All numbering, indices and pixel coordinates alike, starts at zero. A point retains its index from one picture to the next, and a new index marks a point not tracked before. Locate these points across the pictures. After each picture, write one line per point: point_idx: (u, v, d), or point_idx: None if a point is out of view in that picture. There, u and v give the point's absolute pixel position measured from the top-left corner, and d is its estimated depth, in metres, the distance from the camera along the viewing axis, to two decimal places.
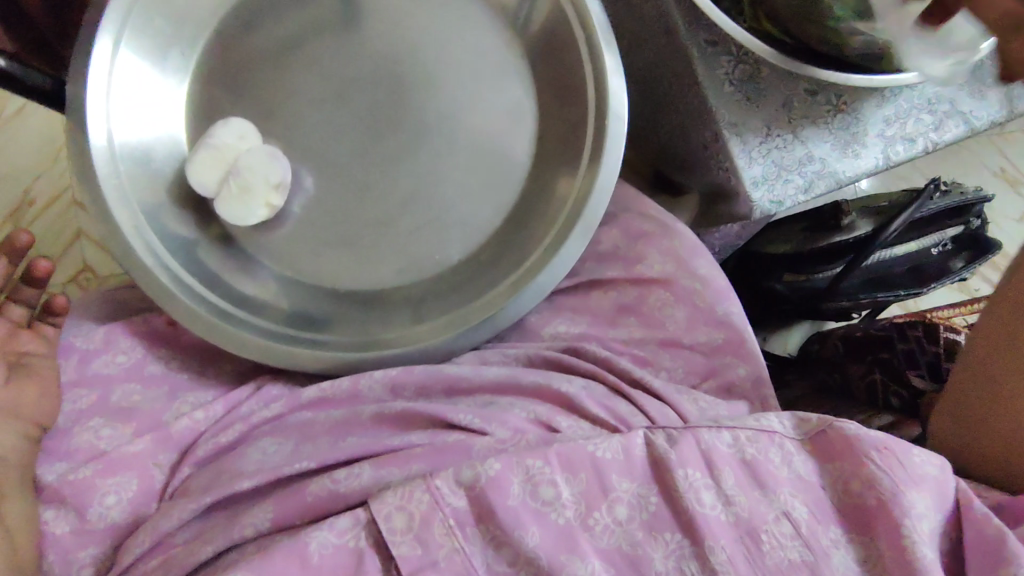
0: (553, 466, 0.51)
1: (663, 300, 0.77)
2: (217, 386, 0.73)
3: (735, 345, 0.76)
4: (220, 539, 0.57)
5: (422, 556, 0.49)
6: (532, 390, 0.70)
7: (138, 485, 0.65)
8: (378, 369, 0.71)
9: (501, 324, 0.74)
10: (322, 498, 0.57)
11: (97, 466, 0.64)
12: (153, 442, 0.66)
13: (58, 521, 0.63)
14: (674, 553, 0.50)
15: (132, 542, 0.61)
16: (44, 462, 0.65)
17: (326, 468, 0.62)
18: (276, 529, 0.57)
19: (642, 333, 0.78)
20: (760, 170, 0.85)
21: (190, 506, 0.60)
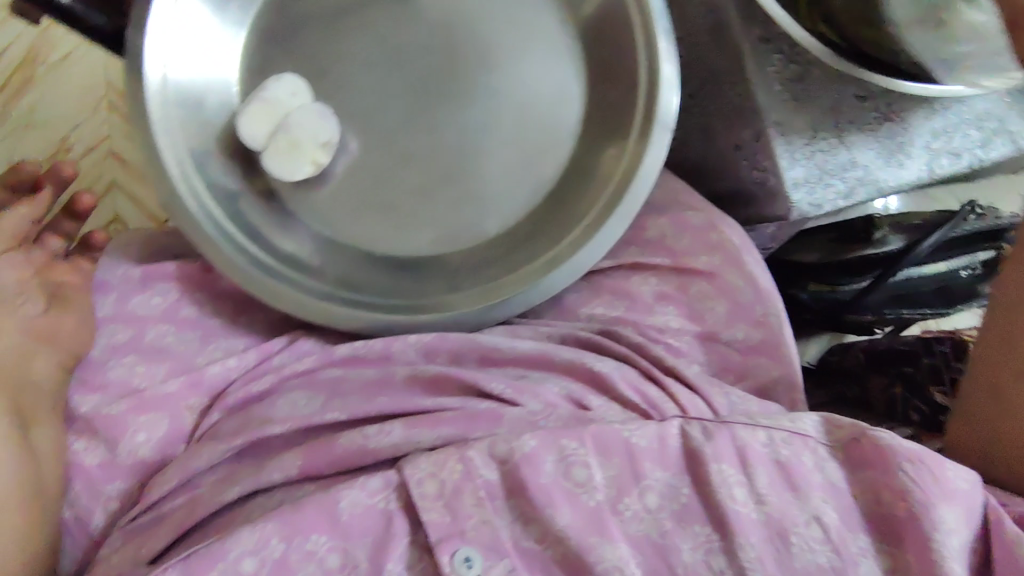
0: (588, 449, 0.51)
1: (704, 291, 0.79)
2: (248, 335, 0.73)
3: (770, 346, 0.78)
4: (249, 480, 0.58)
5: (450, 525, 0.49)
6: (562, 367, 0.70)
7: (169, 424, 0.66)
8: (412, 334, 0.71)
9: (534, 299, 0.74)
10: (351, 449, 0.58)
11: (130, 403, 0.65)
12: (185, 385, 0.67)
13: (90, 449, 0.64)
14: (703, 546, 0.49)
15: (160, 479, 0.61)
16: (78, 393, 0.66)
17: (356, 421, 0.63)
18: (305, 476, 0.58)
19: (677, 324, 0.79)
20: (801, 172, 0.84)
21: (220, 448, 0.61)
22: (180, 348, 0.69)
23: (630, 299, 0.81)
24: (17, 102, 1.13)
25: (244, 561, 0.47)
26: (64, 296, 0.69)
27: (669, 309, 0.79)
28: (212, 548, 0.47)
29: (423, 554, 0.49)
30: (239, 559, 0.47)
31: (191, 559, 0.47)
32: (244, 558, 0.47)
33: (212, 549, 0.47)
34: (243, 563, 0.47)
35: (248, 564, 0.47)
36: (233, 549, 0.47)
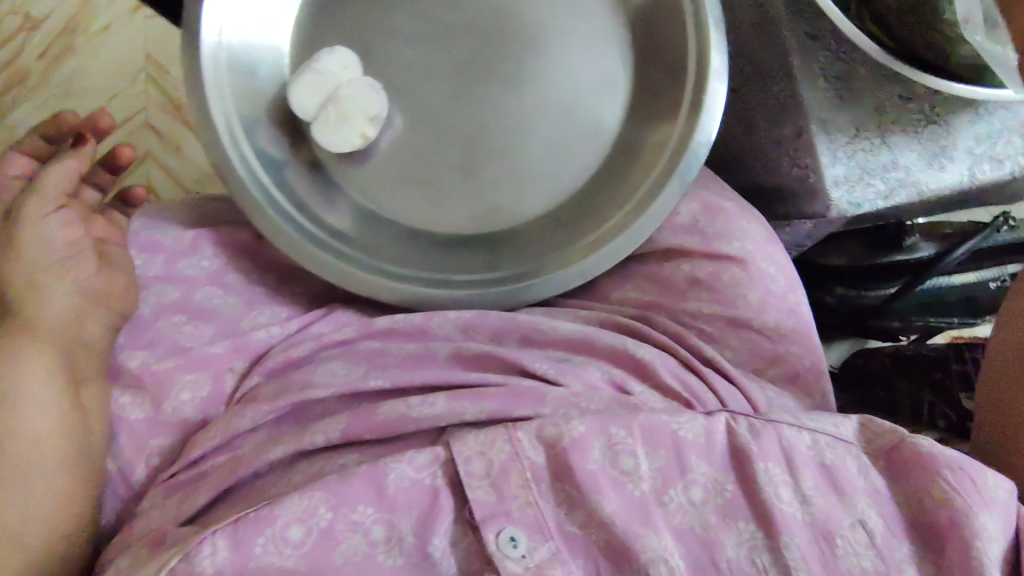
0: (636, 438, 0.53)
1: (738, 277, 0.76)
2: (291, 307, 0.74)
3: (801, 335, 0.76)
4: (291, 442, 0.59)
5: (495, 504, 0.51)
6: (602, 352, 0.71)
7: (211, 386, 0.67)
8: (452, 310, 0.71)
9: (569, 281, 0.73)
10: (393, 419, 0.59)
11: (177, 361, 0.65)
12: (230, 349, 0.67)
13: (135, 406, 0.65)
14: (747, 543, 0.50)
15: (203, 436, 0.62)
16: (125, 349, 0.67)
17: (399, 390, 0.64)
18: (348, 443, 0.59)
19: (710, 309, 0.76)
20: (843, 171, 0.83)
21: (264, 409, 0.62)
22: (226, 312, 0.70)
23: (662, 283, 0.80)
24: (59, 68, 1.14)
25: (290, 529, 0.48)
26: (111, 254, 0.69)
27: (700, 295, 0.78)
28: (261, 513, 0.48)
29: (467, 532, 0.51)
30: (287, 526, 0.48)
31: (240, 523, 0.48)
32: (292, 525, 0.48)
33: (259, 515, 0.48)
34: (289, 533, 0.48)
35: (295, 533, 0.48)
36: (281, 515, 0.48)
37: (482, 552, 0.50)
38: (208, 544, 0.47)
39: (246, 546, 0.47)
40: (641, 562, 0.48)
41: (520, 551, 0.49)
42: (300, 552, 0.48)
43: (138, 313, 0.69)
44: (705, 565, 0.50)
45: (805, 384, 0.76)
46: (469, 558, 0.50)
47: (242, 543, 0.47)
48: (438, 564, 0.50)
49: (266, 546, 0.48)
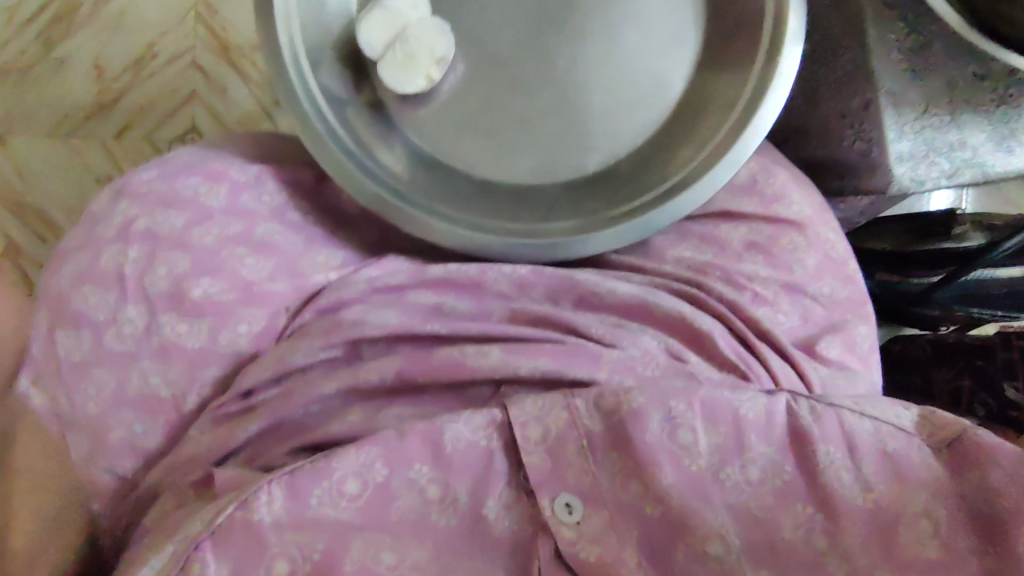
0: (696, 413, 0.53)
1: (795, 241, 0.81)
2: (347, 249, 0.80)
3: (855, 303, 0.81)
4: (344, 377, 0.66)
5: (550, 469, 0.52)
6: (657, 319, 0.72)
7: (268, 319, 0.74)
8: (507, 264, 0.73)
9: (630, 235, 0.71)
10: (446, 365, 0.65)
11: (237, 295, 0.72)
12: (290, 287, 0.75)
13: (191, 333, 0.71)
14: (805, 527, 0.50)
15: (253, 369, 0.69)
16: (192, 276, 0.72)
17: (453, 338, 0.69)
18: (402, 386, 0.66)
19: (767, 273, 0.80)
20: (908, 147, 0.80)
21: (318, 344, 0.69)
22: (286, 247, 0.76)
23: (720, 247, 0.82)
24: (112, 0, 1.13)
25: (347, 483, 0.49)
26: None
27: (755, 256, 0.81)
28: (320, 465, 0.49)
29: (522, 495, 0.52)
30: (344, 480, 0.49)
31: (297, 473, 0.49)
32: (349, 480, 0.49)
33: (318, 467, 0.49)
34: (346, 486, 0.49)
35: (351, 486, 0.49)
36: (340, 468, 0.49)
37: (535, 516, 0.52)
38: (266, 493, 0.48)
39: (305, 495, 0.48)
40: (696, 537, 0.48)
41: (574, 518, 0.50)
42: (355, 505, 0.49)
43: (201, 242, 0.73)
44: (761, 548, 0.49)
45: (862, 352, 0.78)
46: (520, 520, 0.51)
47: (300, 492, 0.48)
48: (494, 526, 0.51)
49: (323, 497, 0.49)
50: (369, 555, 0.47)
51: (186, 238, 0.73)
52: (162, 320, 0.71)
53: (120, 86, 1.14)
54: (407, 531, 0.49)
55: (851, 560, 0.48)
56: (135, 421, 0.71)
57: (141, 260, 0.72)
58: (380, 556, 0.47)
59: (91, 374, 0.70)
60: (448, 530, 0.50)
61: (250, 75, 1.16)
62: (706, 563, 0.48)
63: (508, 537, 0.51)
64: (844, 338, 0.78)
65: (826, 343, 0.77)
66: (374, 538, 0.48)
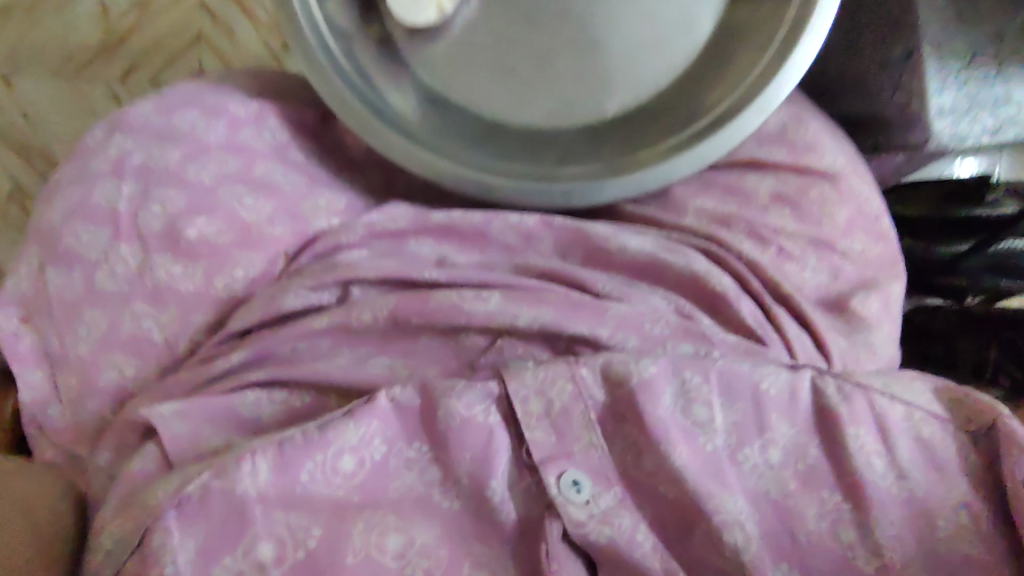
0: (712, 386, 0.50)
1: (825, 193, 0.77)
2: (350, 192, 0.76)
3: (887, 265, 0.77)
4: (338, 316, 0.63)
5: (557, 445, 0.49)
6: (671, 279, 0.67)
7: (264, 265, 0.70)
8: (515, 214, 0.68)
9: (649, 185, 0.67)
10: (444, 307, 0.61)
11: (234, 237, 0.70)
12: (289, 231, 0.72)
13: (185, 276, 0.69)
14: (833, 514, 0.47)
15: (246, 312, 0.65)
16: (185, 216, 0.70)
17: (451, 285, 0.65)
18: (396, 328, 0.63)
19: (795, 228, 0.75)
20: (949, 100, 0.79)
21: (309, 285, 0.65)
22: (284, 186, 0.73)
23: (745, 198, 0.77)
24: None
25: (342, 459, 0.47)
26: None
27: (783, 209, 0.76)
28: (311, 437, 0.47)
29: (523, 472, 0.49)
30: (338, 455, 0.47)
31: (284, 445, 0.46)
32: (345, 455, 0.47)
33: (309, 441, 0.47)
34: (341, 462, 0.47)
35: (347, 463, 0.47)
36: (334, 442, 0.47)
37: (541, 496, 0.48)
38: (251, 462, 0.46)
39: (295, 469, 0.46)
40: (714, 526, 0.46)
41: (583, 498, 0.47)
42: (351, 483, 0.47)
43: (198, 179, 0.71)
44: (784, 539, 0.47)
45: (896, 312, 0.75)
46: (527, 501, 0.48)
47: (287, 463, 0.46)
48: (498, 511, 0.47)
49: (313, 473, 0.47)
50: (371, 540, 0.45)
51: (182, 174, 0.71)
52: (156, 259, 0.69)
53: (125, 26, 1.08)
54: (410, 510, 0.47)
55: (880, 552, 0.46)
56: (125, 363, 0.68)
57: (135, 196, 0.71)
58: (384, 539, 0.45)
59: (83, 313, 0.68)
60: (448, 514, 0.47)
61: (259, 16, 1.09)
62: (724, 554, 0.45)
63: (513, 522, 0.48)
64: (883, 295, 0.74)
65: (862, 299, 0.73)
66: (374, 518, 0.46)
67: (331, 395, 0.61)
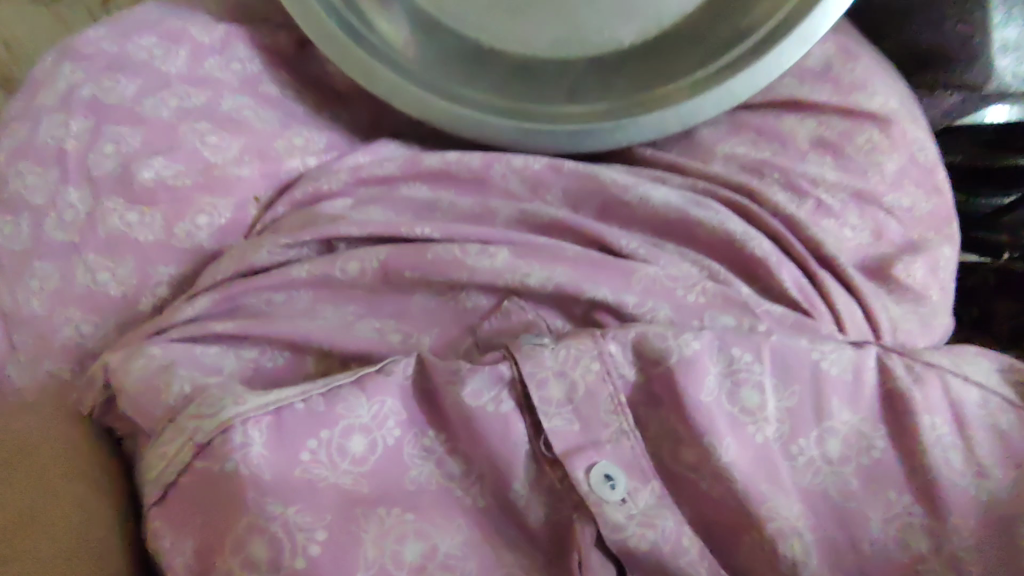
0: (765, 367, 0.42)
1: (874, 139, 0.67)
2: (331, 130, 0.66)
3: (938, 221, 0.68)
4: (321, 265, 0.54)
5: (581, 435, 0.42)
6: (702, 239, 0.57)
7: (234, 212, 0.61)
8: (519, 157, 0.60)
9: (670, 127, 0.60)
10: (442, 262, 0.53)
11: (198, 180, 0.60)
12: (260, 174, 0.62)
13: (144, 225, 0.59)
14: (897, 521, 0.41)
15: (215, 268, 0.55)
16: (140, 157, 0.59)
17: (447, 242, 0.55)
18: (386, 287, 0.54)
19: (835, 178, 0.66)
20: (1016, 34, 0.66)
21: (284, 242, 0.55)
22: (257, 124, 0.63)
23: (782, 142, 0.68)
24: None
25: (350, 438, 0.41)
26: None
27: (823, 154, 0.67)
28: (315, 410, 0.41)
29: (544, 468, 0.42)
30: (347, 434, 0.41)
31: (282, 414, 0.41)
32: (355, 432, 0.41)
33: (312, 412, 0.41)
34: (349, 442, 0.41)
35: (356, 444, 0.41)
36: (342, 419, 0.41)
37: (569, 494, 0.41)
38: (238, 433, 0.40)
39: (293, 447, 0.40)
40: (767, 535, 0.39)
41: (618, 496, 0.40)
42: (359, 469, 0.41)
43: (155, 116, 0.61)
44: (844, 548, 0.40)
45: (944, 278, 0.65)
46: (552, 501, 0.41)
47: (284, 440, 0.40)
48: (526, 512, 0.41)
49: (316, 453, 0.40)
50: (386, 549, 0.38)
51: (137, 110, 0.61)
52: (109, 206, 0.58)
53: None
54: (430, 508, 0.40)
55: (955, 567, 0.40)
56: (82, 320, 0.57)
57: (85, 134, 0.60)
58: (400, 548, 0.38)
59: (31, 266, 0.58)
60: (474, 510, 0.41)
61: None
62: (778, 569, 0.39)
63: (540, 526, 0.41)
64: (927, 259, 0.64)
65: (906, 265, 0.63)
66: (389, 521, 0.39)
67: (311, 356, 0.53)
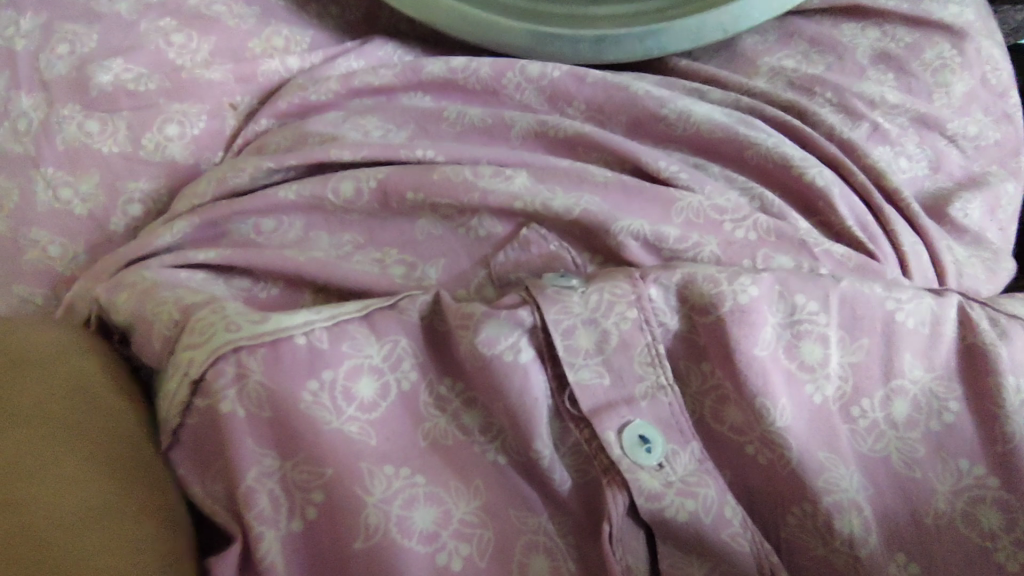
0: (830, 317, 0.37)
1: (945, 56, 0.59)
2: (317, 27, 0.57)
3: (1005, 153, 0.60)
4: (311, 186, 0.47)
5: (612, 389, 0.36)
6: (748, 162, 0.50)
7: (208, 122, 0.53)
8: (537, 64, 0.53)
9: (713, 35, 0.52)
10: (450, 183, 0.46)
11: (162, 83, 0.52)
12: (234, 78, 0.53)
13: (106, 135, 0.51)
14: (968, 494, 0.35)
15: (193, 191, 0.49)
16: (98, 58, 0.51)
17: (455, 164, 0.48)
18: (385, 210, 0.47)
19: (897, 99, 0.57)
20: None
21: (268, 162, 0.48)
22: (230, 21, 0.54)
23: (838, 55, 0.59)
24: None
25: (357, 381, 0.35)
26: None
27: (884, 71, 0.58)
28: (317, 347, 0.35)
29: (569, 426, 0.36)
30: (352, 376, 0.35)
31: (277, 349, 0.34)
32: (363, 373, 0.35)
33: (314, 351, 0.35)
34: (356, 386, 0.35)
35: (364, 388, 0.35)
36: (348, 359, 0.35)
37: (599, 455, 0.35)
38: (230, 364, 0.34)
39: (286, 387, 0.34)
40: (822, 507, 0.34)
41: (655, 460, 0.34)
42: (368, 416, 0.35)
43: (113, 11, 0.53)
44: (905, 525, 0.35)
45: (1005, 220, 0.58)
46: (584, 461, 0.36)
47: (279, 378, 0.34)
48: (549, 476, 0.35)
49: (318, 395, 0.34)
50: (392, 514, 0.33)
51: (92, 6, 0.53)
52: (65, 113, 0.51)
53: None
54: (442, 468, 0.35)
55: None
56: (49, 241, 0.50)
57: (35, 34, 0.52)
58: (408, 514, 0.33)
59: None
60: (492, 470, 0.35)
61: None
62: (833, 544, 0.34)
63: (569, 491, 0.35)
64: (989, 197, 0.57)
65: (965, 203, 0.55)
66: (396, 483, 0.34)
67: (306, 290, 0.46)
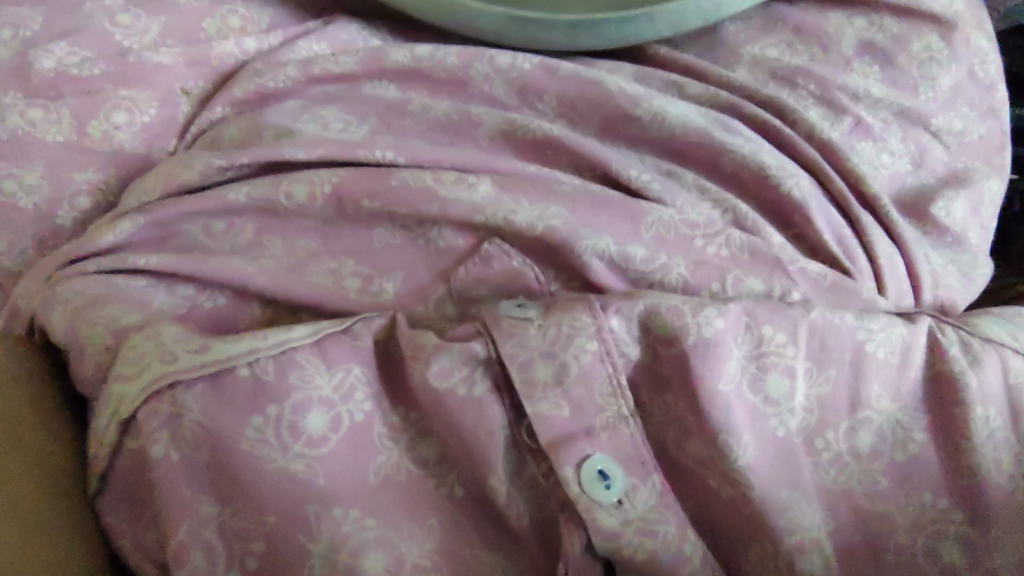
0: (799, 349, 0.35)
1: (933, 48, 0.56)
2: (274, 5, 0.53)
3: (989, 150, 0.58)
4: (263, 188, 0.44)
5: (571, 422, 0.34)
6: (724, 170, 0.47)
7: (159, 109, 0.49)
8: (507, 52, 0.49)
9: (693, 23, 0.50)
10: (409, 191, 0.43)
11: (107, 66, 0.47)
12: (184, 61, 0.49)
13: (49, 123, 0.47)
14: (929, 529, 0.35)
15: (137, 186, 0.46)
16: (35, 40, 0.47)
17: (417, 167, 0.45)
18: (341, 218, 0.44)
19: (881, 93, 0.54)
20: None
21: (219, 159, 0.44)
22: None
23: (823, 44, 0.56)
24: None
25: (306, 415, 0.33)
26: None
27: (869, 63, 0.56)
28: (262, 379, 0.33)
29: (525, 459, 0.35)
30: (301, 409, 0.33)
31: (219, 381, 0.33)
32: (313, 406, 0.33)
33: (257, 382, 0.33)
34: (304, 420, 0.33)
35: (313, 422, 0.33)
36: (295, 392, 0.33)
37: (554, 491, 0.34)
38: (165, 403, 0.33)
39: (227, 426, 0.32)
40: (782, 547, 0.33)
41: (614, 497, 0.33)
42: (316, 453, 0.33)
43: None
44: (864, 563, 0.34)
45: (984, 219, 0.56)
46: (538, 498, 0.35)
47: (223, 412, 0.32)
48: (505, 511, 0.34)
49: (263, 430, 0.32)
50: (339, 563, 0.32)
51: None
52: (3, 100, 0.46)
53: None
54: (395, 508, 0.33)
55: None
56: None
57: None
58: (358, 562, 0.32)
59: None
60: (446, 505, 0.34)
61: None
62: None
63: (526, 526, 0.34)
64: (971, 195, 0.54)
65: (944, 203, 0.53)
66: (346, 527, 0.32)
67: (256, 301, 0.43)
